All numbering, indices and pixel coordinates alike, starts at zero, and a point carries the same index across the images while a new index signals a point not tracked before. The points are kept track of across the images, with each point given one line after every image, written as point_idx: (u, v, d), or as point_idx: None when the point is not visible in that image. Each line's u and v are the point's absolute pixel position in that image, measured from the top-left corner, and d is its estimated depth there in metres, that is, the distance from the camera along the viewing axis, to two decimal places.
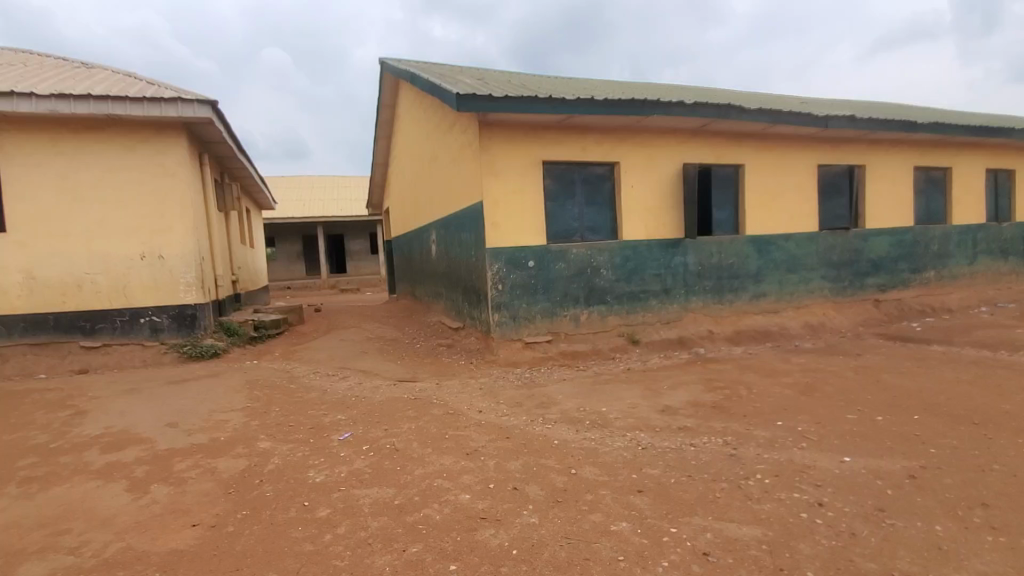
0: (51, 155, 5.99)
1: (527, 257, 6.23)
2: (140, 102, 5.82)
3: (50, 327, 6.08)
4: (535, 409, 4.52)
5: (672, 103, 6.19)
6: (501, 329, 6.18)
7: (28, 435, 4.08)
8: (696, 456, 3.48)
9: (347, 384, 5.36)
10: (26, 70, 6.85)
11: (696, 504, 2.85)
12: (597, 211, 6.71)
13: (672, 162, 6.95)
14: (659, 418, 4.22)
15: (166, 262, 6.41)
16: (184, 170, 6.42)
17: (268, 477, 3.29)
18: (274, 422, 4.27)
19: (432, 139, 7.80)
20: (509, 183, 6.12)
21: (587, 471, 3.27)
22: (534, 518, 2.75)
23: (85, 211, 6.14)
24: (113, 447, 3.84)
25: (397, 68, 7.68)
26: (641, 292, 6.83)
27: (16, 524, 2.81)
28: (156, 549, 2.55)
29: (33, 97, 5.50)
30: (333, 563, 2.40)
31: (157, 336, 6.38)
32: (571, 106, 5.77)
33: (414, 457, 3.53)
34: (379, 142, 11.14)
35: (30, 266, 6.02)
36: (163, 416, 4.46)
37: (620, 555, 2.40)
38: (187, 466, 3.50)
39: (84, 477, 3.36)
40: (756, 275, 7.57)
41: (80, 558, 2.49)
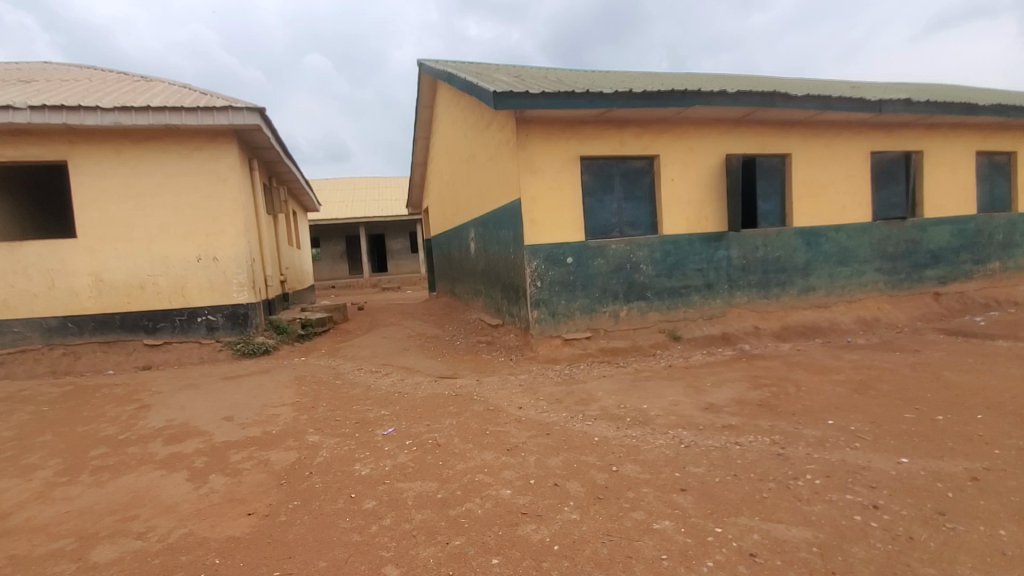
0: (115, 165, 6.37)
1: (566, 254, 6.21)
2: (194, 112, 6.13)
3: (116, 326, 6.47)
4: (574, 406, 4.51)
5: (713, 93, 6.03)
6: (540, 325, 6.18)
7: (100, 427, 4.39)
8: (741, 455, 3.39)
9: (390, 381, 5.49)
10: (90, 86, 7.27)
11: (742, 504, 2.78)
12: (636, 206, 6.62)
13: (714, 154, 6.78)
14: (702, 415, 4.14)
15: (220, 264, 6.74)
16: (236, 175, 6.74)
17: (317, 470, 3.42)
18: (322, 417, 4.43)
19: (470, 138, 7.86)
20: (547, 180, 6.11)
21: (629, 469, 3.25)
22: (575, 514, 2.75)
23: (147, 217, 6.51)
24: (175, 439, 4.07)
25: (434, 68, 7.78)
26: (682, 287, 6.68)
27: (91, 509, 3.03)
28: (215, 536, 2.69)
29: (98, 110, 5.86)
30: (380, 554, 2.47)
31: (213, 334, 6.72)
32: (609, 100, 5.71)
33: (455, 452, 3.58)
34: (418, 142, 11.32)
35: (99, 270, 6.41)
36: (220, 410, 4.70)
37: (663, 554, 2.37)
38: (242, 457, 3.67)
39: (149, 467, 3.58)
40: (805, 269, 7.29)
41: (148, 542, 2.66)
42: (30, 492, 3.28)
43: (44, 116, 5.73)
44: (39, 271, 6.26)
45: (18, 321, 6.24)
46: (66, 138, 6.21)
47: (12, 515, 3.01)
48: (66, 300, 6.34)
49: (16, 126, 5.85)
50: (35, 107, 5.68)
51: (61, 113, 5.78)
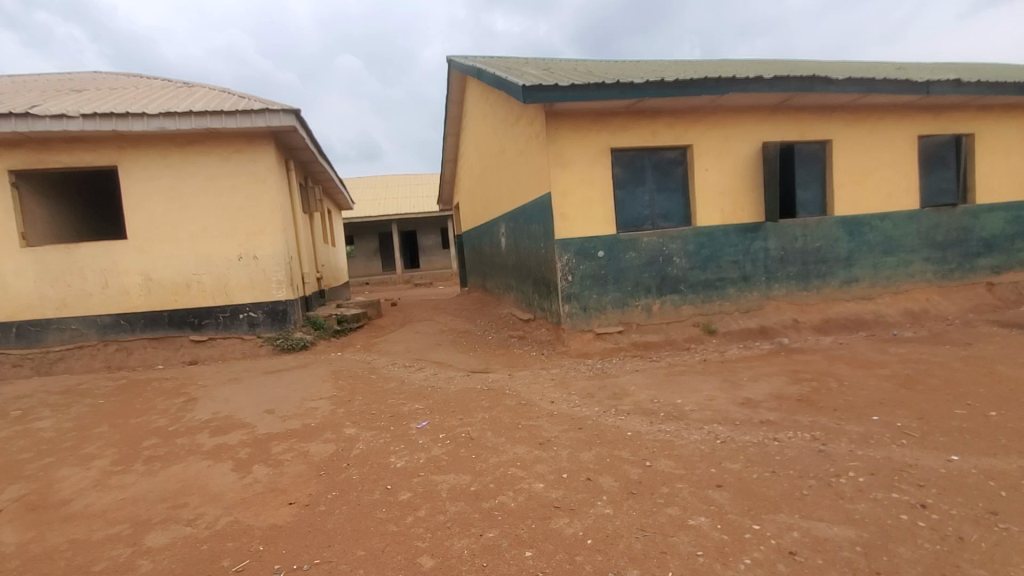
0: (162, 168, 6.65)
1: (597, 248, 6.17)
2: (234, 115, 6.33)
3: (165, 322, 6.77)
4: (607, 400, 4.47)
5: (748, 79, 5.85)
6: (572, 320, 6.15)
7: (151, 419, 4.61)
8: (780, 451, 3.31)
9: (423, 375, 5.58)
10: (136, 93, 7.59)
11: (781, 501, 2.72)
12: (668, 197, 6.50)
13: (750, 142, 6.60)
14: (739, 410, 4.05)
15: (260, 262, 6.97)
16: (274, 176, 6.94)
17: (354, 461, 3.51)
18: (358, 410, 4.54)
19: (500, 133, 7.85)
20: (577, 173, 6.07)
21: (663, 464, 3.21)
22: (608, 509, 2.74)
23: (191, 218, 6.77)
24: (220, 431, 4.24)
25: (464, 64, 7.80)
26: (718, 280, 6.54)
27: (144, 497, 3.20)
28: (259, 524, 2.80)
29: (144, 116, 6.11)
30: (415, 544, 2.53)
31: (254, 330, 6.96)
32: (640, 90, 5.62)
33: (488, 446, 3.62)
34: (448, 139, 11.40)
35: (148, 269, 6.71)
36: (261, 403, 4.87)
37: (698, 550, 2.35)
38: (283, 449, 3.80)
39: (197, 457, 3.74)
40: (847, 259, 7.03)
41: (196, 528, 2.79)
42: (89, 479, 3.48)
43: (95, 124, 6.02)
44: (93, 271, 6.58)
45: (75, 319, 6.58)
46: (116, 144, 6.51)
47: (73, 502, 3.20)
48: (118, 299, 6.65)
49: (71, 134, 6.17)
50: (88, 116, 5.96)
51: (111, 120, 6.06)
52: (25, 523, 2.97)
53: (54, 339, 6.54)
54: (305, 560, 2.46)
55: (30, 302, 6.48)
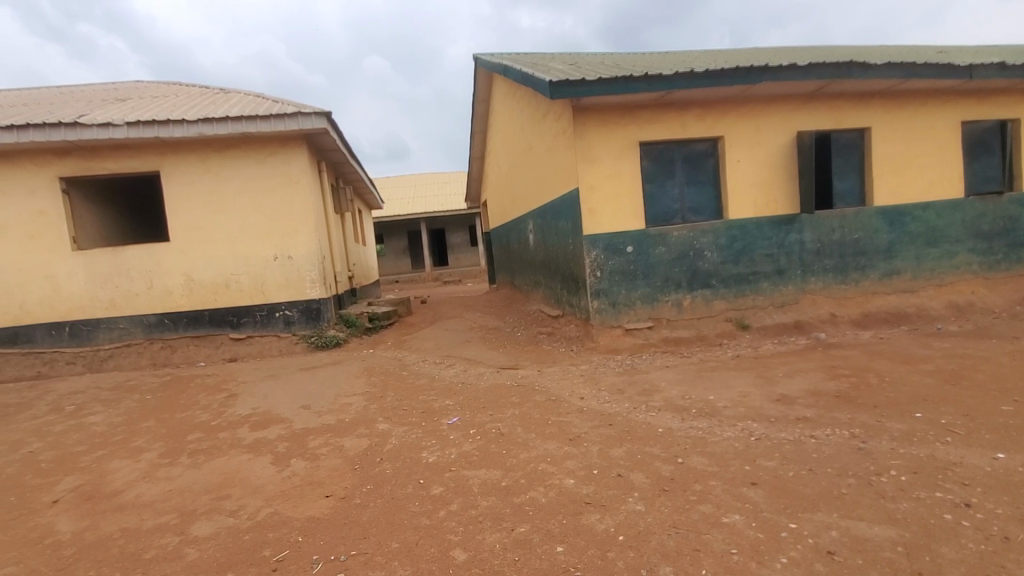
0: (201, 173, 6.89)
1: (626, 243, 6.11)
2: (268, 119, 6.51)
3: (206, 321, 7.02)
4: (637, 397, 4.44)
5: (780, 67, 5.69)
6: (601, 315, 6.12)
7: (195, 414, 4.80)
8: (817, 449, 3.22)
9: (453, 371, 5.64)
10: (175, 100, 7.86)
11: (819, 500, 2.66)
12: (699, 190, 6.38)
13: (784, 132, 6.42)
14: (773, 407, 3.97)
15: (294, 262, 7.16)
16: (307, 177, 7.11)
17: (387, 456, 3.59)
18: (390, 406, 4.62)
19: (527, 129, 7.84)
20: (606, 168, 6.02)
21: (696, 461, 3.18)
22: (640, 505, 2.73)
23: (229, 219, 6.99)
24: (260, 425, 4.39)
25: (490, 61, 7.80)
26: (751, 274, 6.39)
27: (190, 488, 3.34)
28: (298, 516, 2.89)
29: (184, 122, 6.34)
30: (448, 537, 2.57)
31: (290, 328, 7.17)
32: (669, 82, 5.53)
33: (519, 442, 3.64)
34: (475, 136, 11.46)
35: (190, 270, 6.97)
36: (297, 399, 5.01)
37: (732, 548, 2.32)
38: (319, 443, 3.91)
39: (238, 451, 3.88)
40: (887, 251, 6.78)
41: (239, 519, 2.90)
42: (139, 471, 3.66)
43: (139, 131, 6.27)
44: (138, 272, 6.86)
45: (122, 319, 6.87)
46: (158, 150, 6.77)
47: (124, 492, 3.37)
48: (162, 299, 6.93)
49: (116, 141, 6.44)
50: (131, 123, 6.22)
51: (153, 127, 6.30)
52: (81, 512, 3.14)
53: (104, 337, 6.84)
54: (343, 551, 2.53)
55: (81, 302, 6.79)
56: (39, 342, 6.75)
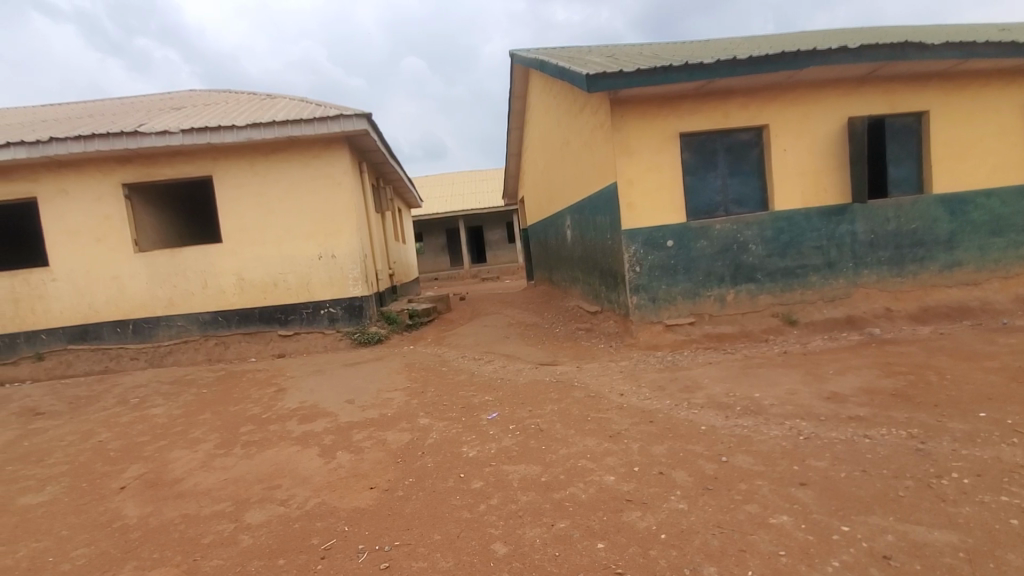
0: (250, 176, 7.17)
1: (666, 237, 6.00)
2: (312, 122, 6.72)
3: (256, 318, 7.32)
4: (678, 393, 4.36)
5: (829, 50, 5.45)
6: (640, 311, 6.03)
7: (247, 407, 5.02)
8: (871, 450, 3.08)
9: (493, 367, 5.69)
10: (226, 108, 8.21)
11: (873, 502, 2.55)
12: (743, 181, 6.19)
13: (833, 118, 6.15)
14: (824, 405, 3.81)
15: (338, 261, 7.37)
16: (348, 178, 7.30)
17: (428, 450, 3.66)
18: (431, 401, 4.70)
19: (564, 124, 7.78)
20: (645, 161, 5.92)
21: (741, 460, 3.09)
22: (682, 504, 2.68)
23: (276, 220, 7.25)
24: (307, 419, 4.55)
25: (526, 56, 7.77)
26: (799, 267, 6.16)
27: (243, 478, 3.50)
28: (344, 506, 2.99)
29: (234, 128, 6.61)
30: (488, 531, 2.60)
31: (334, 325, 7.39)
32: (710, 71, 5.38)
33: (558, 438, 3.63)
34: (513, 133, 11.47)
35: (241, 270, 7.27)
36: (342, 393, 5.16)
37: (781, 550, 2.25)
38: (363, 437, 4.02)
39: (287, 443, 4.04)
40: (948, 242, 6.40)
41: (289, 508, 3.02)
42: (197, 461, 3.86)
43: (193, 138, 6.59)
44: (194, 272, 7.21)
45: (180, 317, 7.24)
46: (210, 156, 7.09)
47: (184, 480, 3.56)
48: (216, 297, 7.26)
49: (172, 148, 6.78)
50: (186, 131, 6.54)
51: (205, 134, 6.60)
52: (145, 498, 3.35)
53: (164, 334, 7.24)
54: (387, 541, 2.60)
55: (142, 302, 7.19)
56: (106, 339, 7.20)
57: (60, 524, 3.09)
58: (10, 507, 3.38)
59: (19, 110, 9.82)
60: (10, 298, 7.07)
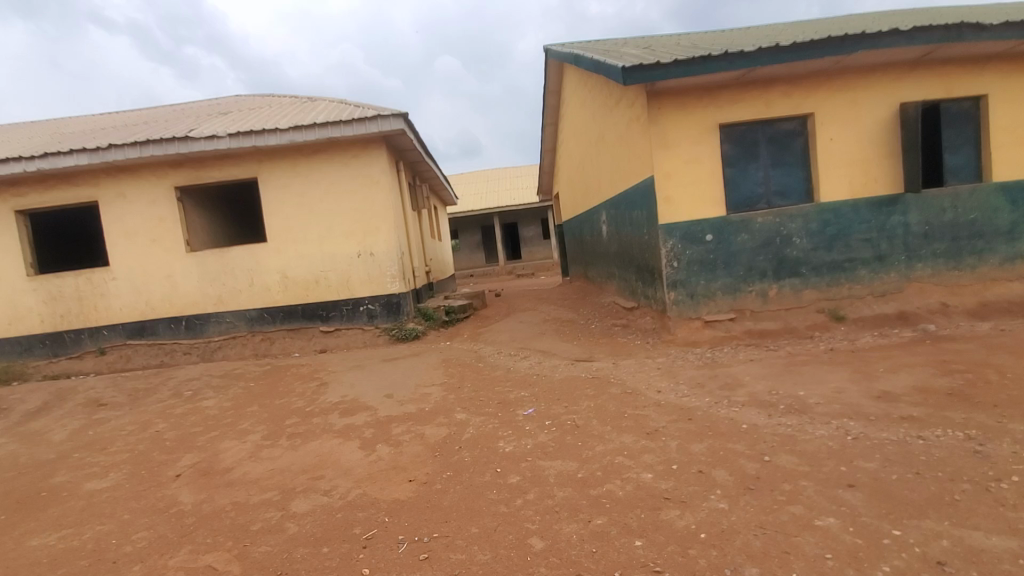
0: (293, 177, 7.40)
1: (705, 231, 5.86)
2: (352, 123, 6.88)
3: (299, 315, 7.56)
4: (719, 391, 4.27)
5: (879, 34, 5.20)
6: (678, 307, 5.93)
7: (292, 400, 5.20)
8: (925, 451, 2.95)
9: (528, 363, 5.71)
10: (268, 111, 8.50)
11: (926, 506, 2.43)
12: (786, 172, 5.99)
13: (883, 105, 5.88)
14: (874, 405, 3.66)
15: (376, 258, 7.54)
16: (386, 177, 7.45)
17: (465, 444, 3.71)
18: (467, 396, 4.76)
19: (600, 118, 7.69)
20: (683, 154, 5.80)
21: (784, 459, 3.01)
22: (723, 504, 2.63)
23: (317, 220, 7.46)
24: (348, 412, 4.68)
25: (561, 51, 7.72)
26: (846, 261, 5.92)
27: (288, 468, 3.63)
28: (384, 497, 3.07)
29: (277, 131, 6.83)
30: (526, 525, 2.62)
31: (372, 321, 7.57)
32: (751, 59, 5.22)
33: (594, 434, 3.62)
34: (547, 129, 11.44)
35: (285, 268, 7.52)
36: (381, 388, 5.28)
37: (827, 553, 2.18)
38: (402, 430, 4.11)
39: (329, 436, 4.16)
40: (1010, 233, 6.04)
41: (332, 498, 3.12)
42: (246, 451, 4.03)
43: (240, 141, 6.85)
44: (241, 271, 7.50)
45: (229, 314, 7.55)
46: (255, 158, 7.34)
47: (234, 469, 3.73)
48: (262, 294, 7.53)
49: (220, 151, 7.06)
50: (232, 135, 6.80)
51: (251, 137, 6.85)
52: (199, 486, 3.52)
53: (214, 330, 7.57)
54: (425, 533, 2.65)
55: (194, 299, 7.53)
56: (161, 334, 7.59)
57: (122, 509, 3.29)
58: (78, 491, 3.62)
59: (81, 120, 10.42)
60: (74, 296, 7.53)
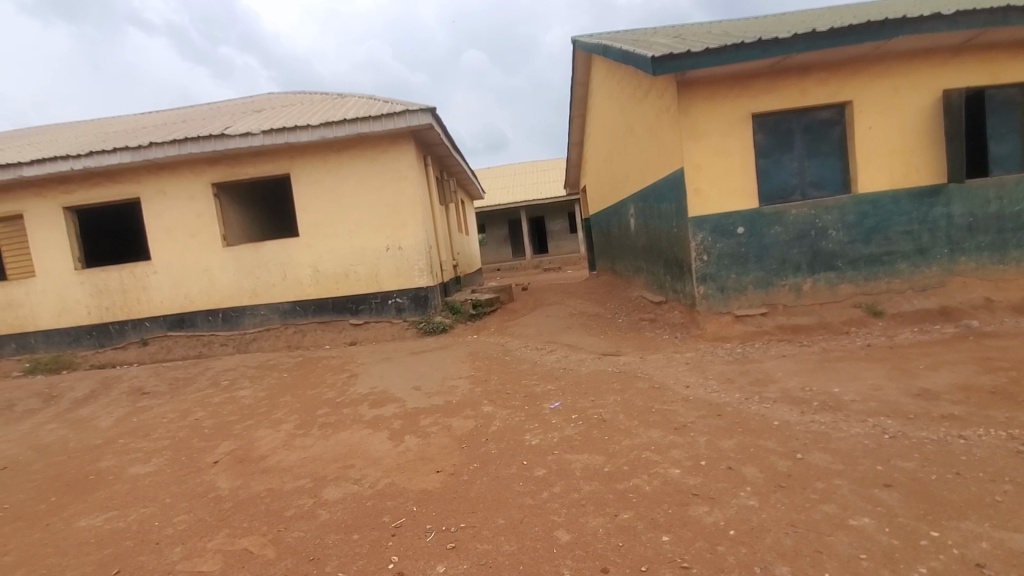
0: (323, 173, 7.54)
1: (736, 224, 5.74)
2: (380, 119, 6.96)
3: (330, 308, 7.73)
4: (749, 387, 4.19)
5: (921, 17, 4.98)
6: (708, 301, 5.83)
7: (323, 391, 5.33)
8: (966, 451, 2.84)
9: (555, 357, 5.70)
10: (300, 109, 8.66)
11: (967, 507, 2.35)
12: (822, 163, 5.80)
13: (925, 92, 5.65)
14: (912, 403, 3.53)
15: (404, 252, 7.63)
16: (414, 172, 7.53)
17: (492, 437, 3.74)
18: (494, 389, 4.79)
19: (628, 109, 7.58)
20: (713, 145, 5.68)
21: (817, 457, 2.94)
22: (753, 501, 2.59)
23: (347, 215, 7.59)
24: (377, 403, 4.77)
25: (589, 42, 7.62)
26: (885, 254, 5.71)
27: (320, 457, 3.73)
28: (412, 487, 3.12)
29: (308, 128, 6.96)
30: (552, 518, 2.63)
31: (401, 315, 7.68)
32: (786, 46, 5.06)
33: (621, 429, 3.60)
34: (574, 121, 11.34)
35: (316, 262, 7.68)
36: (409, 380, 5.36)
37: (862, 553, 2.13)
38: (430, 422, 4.17)
39: (359, 426, 4.25)
40: None
41: (362, 487, 3.19)
42: (280, 439, 4.15)
43: (272, 138, 7.01)
44: (274, 265, 7.70)
45: (263, 306, 7.76)
46: (286, 155, 7.51)
47: (269, 457, 3.85)
48: (294, 288, 7.71)
49: (253, 148, 7.24)
50: (265, 132, 6.95)
51: (283, 134, 7.00)
52: (235, 472, 3.65)
53: (249, 322, 7.79)
54: (452, 522, 2.69)
55: (230, 292, 7.76)
56: (200, 326, 7.86)
57: (164, 493, 3.44)
58: (123, 475, 3.80)
59: (124, 119, 10.83)
60: (119, 289, 7.85)
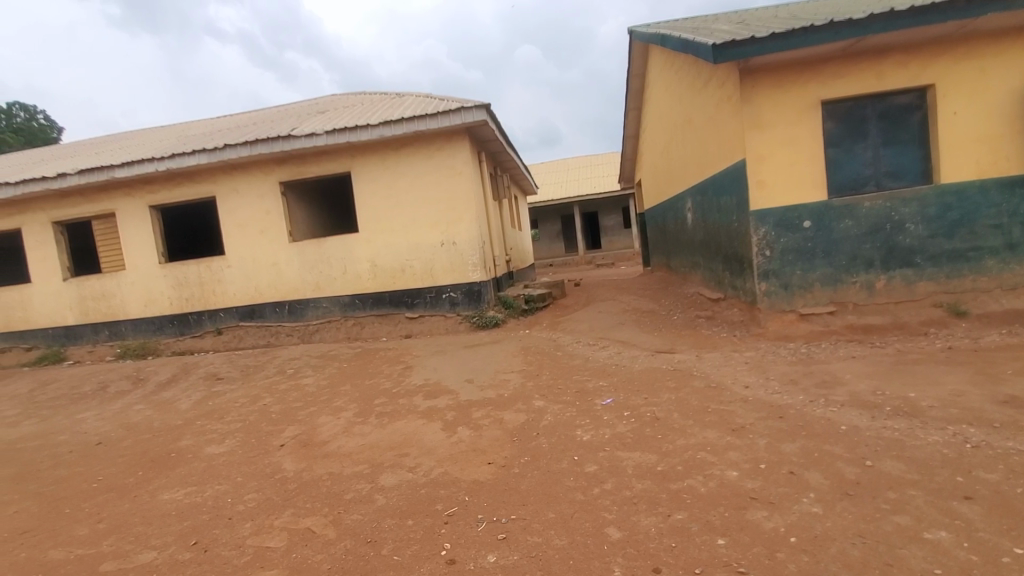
0: (381, 170, 7.78)
1: (802, 217, 5.46)
2: (436, 116, 7.10)
3: (387, 302, 7.99)
4: (815, 389, 3.99)
5: None
6: (770, 298, 5.58)
7: (380, 381, 5.53)
8: None
9: (607, 353, 5.65)
10: (360, 109, 8.94)
11: None
12: (900, 152, 5.42)
13: (1019, 73, 5.17)
14: (999, 410, 3.25)
15: (458, 247, 7.76)
16: (468, 168, 7.63)
17: (543, 431, 3.75)
18: (545, 384, 4.80)
19: (687, 99, 7.35)
20: (778, 134, 5.42)
21: (889, 465, 2.77)
22: (817, 508, 2.47)
23: (403, 211, 7.81)
24: (431, 395, 4.90)
25: (647, 31, 7.43)
26: (971, 250, 5.26)
27: (377, 445, 3.87)
28: (464, 477, 3.19)
29: (368, 127, 7.20)
30: (603, 515, 2.62)
31: (454, 309, 7.84)
32: (861, 27, 4.75)
33: (675, 428, 3.52)
34: (630, 114, 11.12)
35: (374, 257, 7.94)
36: (462, 373, 5.46)
37: (936, 568, 1.99)
38: (482, 414, 4.23)
39: (414, 416, 4.38)
40: None
41: (416, 474, 3.30)
42: (340, 426, 4.35)
43: (334, 138, 7.30)
44: (335, 259, 8.03)
45: (325, 299, 8.12)
46: (347, 153, 7.80)
47: (330, 442, 4.04)
48: (353, 281, 8.02)
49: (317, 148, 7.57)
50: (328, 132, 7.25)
51: (344, 133, 7.27)
52: (300, 456, 3.85)
53: (312, 314, 8.18)
54: (503, 514, 2.73)
55: (295, 285, 8.17)
56: (268, 317, 8.32)
57: (236, 472, 3.68)
58: (200, 454, 4.09)
59: (203, 123, 11.60)
60: (197, 281, 8.44)
